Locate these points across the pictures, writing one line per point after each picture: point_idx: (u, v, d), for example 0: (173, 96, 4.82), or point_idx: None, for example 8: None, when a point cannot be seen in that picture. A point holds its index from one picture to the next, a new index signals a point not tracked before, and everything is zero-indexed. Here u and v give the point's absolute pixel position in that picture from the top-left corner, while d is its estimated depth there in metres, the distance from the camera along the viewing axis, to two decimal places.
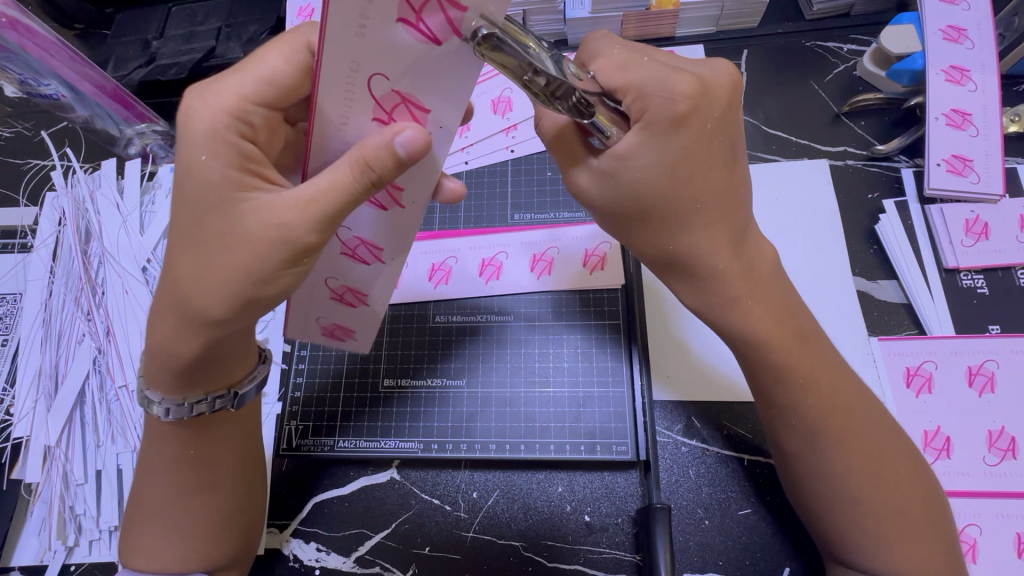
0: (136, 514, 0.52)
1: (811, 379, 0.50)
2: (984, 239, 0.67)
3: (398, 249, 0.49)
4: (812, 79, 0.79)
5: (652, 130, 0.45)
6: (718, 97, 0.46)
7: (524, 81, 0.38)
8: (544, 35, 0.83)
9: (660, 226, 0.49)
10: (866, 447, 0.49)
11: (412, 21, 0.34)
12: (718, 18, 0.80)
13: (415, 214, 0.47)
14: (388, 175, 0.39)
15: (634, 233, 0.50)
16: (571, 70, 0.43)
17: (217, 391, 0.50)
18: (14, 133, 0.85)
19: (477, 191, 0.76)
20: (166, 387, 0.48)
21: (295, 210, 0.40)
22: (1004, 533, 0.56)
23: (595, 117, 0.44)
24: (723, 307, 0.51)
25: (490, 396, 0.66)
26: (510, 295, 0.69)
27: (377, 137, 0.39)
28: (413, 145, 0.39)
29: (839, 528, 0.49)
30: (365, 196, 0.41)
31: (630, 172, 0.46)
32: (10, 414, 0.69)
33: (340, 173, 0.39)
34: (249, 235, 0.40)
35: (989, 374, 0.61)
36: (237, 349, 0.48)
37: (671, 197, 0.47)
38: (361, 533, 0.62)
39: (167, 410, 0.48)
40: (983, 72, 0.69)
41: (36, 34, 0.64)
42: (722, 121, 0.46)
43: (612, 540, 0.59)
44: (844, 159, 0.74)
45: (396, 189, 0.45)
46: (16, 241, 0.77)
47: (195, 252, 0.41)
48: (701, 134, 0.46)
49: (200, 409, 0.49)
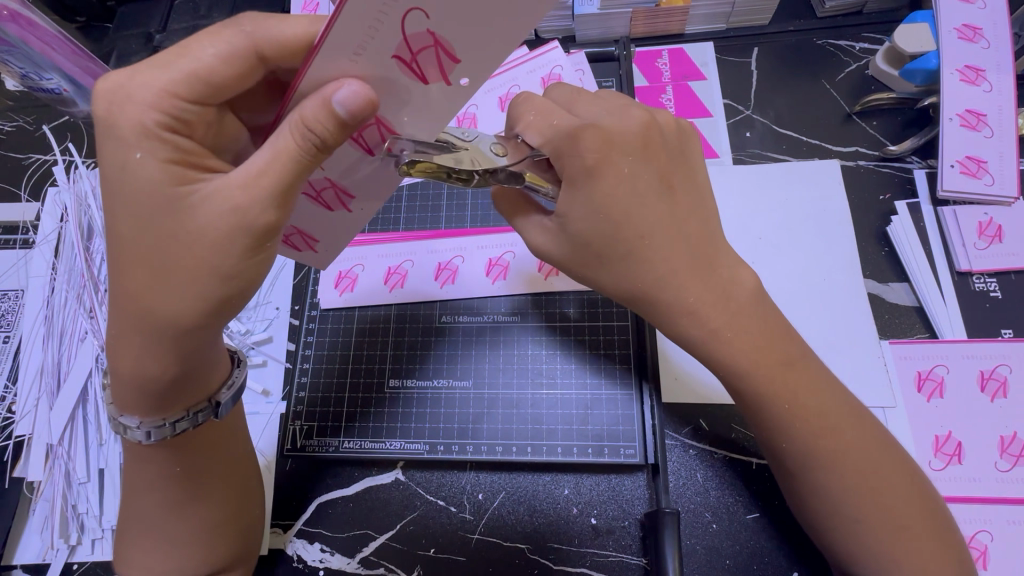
0: (139, 525, 0.51)
1: (798, 403, 0.49)
2: (997, 242, 0.66)
3: (336, 241, 0.52)
4: (823, 77, 0.78)
5: (575, 184, 0.48)
6: (629, 141, 0.49)
7: (452, 177, 0.47)
8: (552, 32, 0.82)
9: (616, 266, 0.50)
10: (865, 464, 0.48)
11: (407, 57, 0.37)
12: (729, 15, 0.79)
13: (361, 216, 0.50)
14: (331, 137, 0.38)
15: (596, 274, 0.51)
16: (493, 148, 0.48)
17: (197, 405, 0.49)
18: (15, 128, 0.84)
19: (483, 189, 0.75)
20: (143, 410, 0.46)
21: (246, 189, 0.39)
22: (1016, 540, 0.55)
23: (524, 180, 0.48)
24: (720, 313, 0.50)
25: (497, 398, 0.65)
26: (516, 296, 0.69)
27: (313, 100, 0.37)
28: (354, 103, 0.37)
29: (843, 535, 0.49)
30: (312, 164, 0.40)
31: (575, 224, 0.49)
32: (11, 413, 0.69)
33: (283, 144, 0.39)
34: (209, 225, 0.39)
35: (1001, 379, 0.61)
36: (208, 358, 0.47)
37: (616, 235, 0.48)
38: (365, 534, 0.61)
39: (149, 433, 0.47)
40: (999, 72, 0.68)
41: (36, 27, 0.63)
42: (638, 160, 0.49)
43: (619, 543, 0.59)
44: (855, 159, 0.73)
45: (344, 194, 0.47)
46: (17, 237, 0.77)
47: (171, 249, 0.39)
48: (620, 177, 0.48)
49: (183, 426, 0.48)
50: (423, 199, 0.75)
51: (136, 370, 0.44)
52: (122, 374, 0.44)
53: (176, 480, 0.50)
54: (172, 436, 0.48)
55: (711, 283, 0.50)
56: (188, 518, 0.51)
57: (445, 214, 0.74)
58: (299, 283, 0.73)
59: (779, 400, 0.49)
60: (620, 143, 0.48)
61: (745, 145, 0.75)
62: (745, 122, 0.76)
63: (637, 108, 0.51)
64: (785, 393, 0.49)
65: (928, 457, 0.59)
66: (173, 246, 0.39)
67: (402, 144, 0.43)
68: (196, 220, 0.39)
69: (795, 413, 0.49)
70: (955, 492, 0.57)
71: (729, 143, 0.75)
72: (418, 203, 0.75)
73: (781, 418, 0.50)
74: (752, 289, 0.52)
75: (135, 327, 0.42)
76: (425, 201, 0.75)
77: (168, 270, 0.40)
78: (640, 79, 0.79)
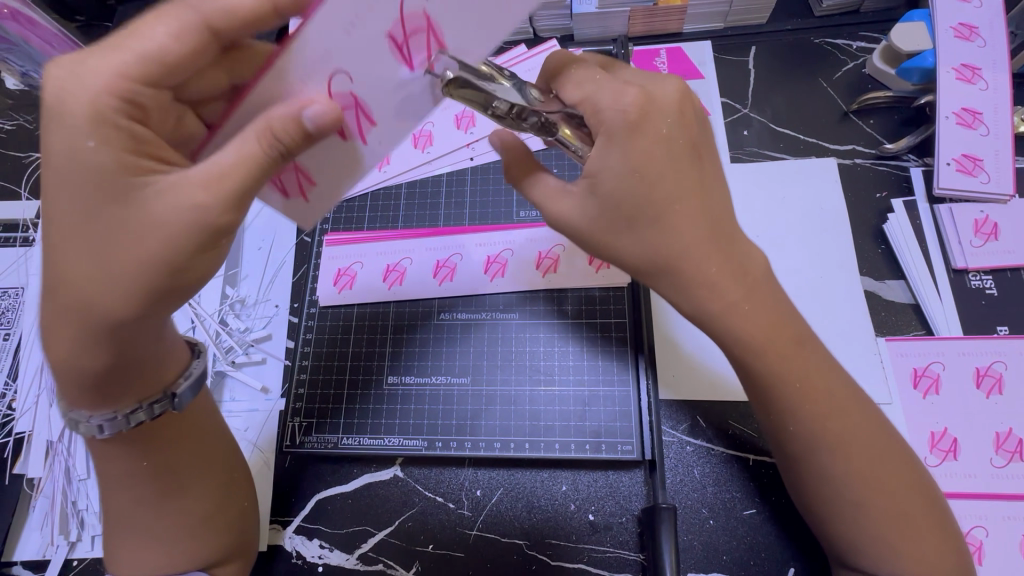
0: (137, 519, 0.51)
1: (808, 386, 0.49)
2: (993, 239, 0.66)
3: (331, 186, 0.45)
4: (820, 76, 0.78)
5: (612, 139, 0.46)
6: (667, 107, 0.48)
7: (490, 111, 0.45)
8: (551, 31, 0.82)
9: (645, 229, 0.48)
10: (866, 454, 0.49)
11: (398, 41, 0.37)
12: (725, 14, 0.80)
13: (371, 156, 0.43)
14: (296, 146, 0.40)
15: (619, 240, 0.49)
16: (533, 95, 0.47)
17: (151, 397, 0.49)
18: (15, 126, 0.84)
19: (482, 187, 0.75)
20: (90, 402, 0.47)
21: (206, 187, 0.40)
22: (1011, 536, 0.56)
23: (558, 132, 0.48)
24: (722, 311, 0.49)
25: (494, 395, 0.65)
26: (514, 293, 0.69)
27: (285, 108, 0.39)
28: (324, 120, 0.39)
29: (838, 531, 0.49)
30: (274, 166, 0.41)
31: (605, 180, 0.47)
32: (11, 410, 0.69)
33: (247, 146, 0.39)
34: (160, 217, 0.39)
35: (997, 376, 0.61)
36: (151, 350, 0.47)
37: (648, 197, 0.47)
38: (364, 531, 0.62)
39: (101, 426, 0.47)
40: (995, 71, 0.69)
41: (38, 26, 0.63)
42: (676, 123, 0.48)
43: (616, 539, 0.59)
44: (852, 157, 0.73)
45: (366, 117, 0.40)
46: (17, 235, 0.77)
47: (119, 241, 0.39)
48: (657, 138, 0.47)
49: (138, 418, 0.48)
50: (422, 197, 0.76)
51: (71, 361, 0.44)
52: (56, 360, 0.44)
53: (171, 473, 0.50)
54: (128, 429, 0.49)
55: (707, 282, 0.50)
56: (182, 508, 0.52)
57: (443, 212, 0.74)
58: (298, 281, 0.73)
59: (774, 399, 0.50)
60: (660, 106, 0.47)
61: (743, 143, 0.75)
62: (742, 121, 0.77)
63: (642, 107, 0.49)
64: (776, 392, 0.50)
65: (924, 453, 0.59)
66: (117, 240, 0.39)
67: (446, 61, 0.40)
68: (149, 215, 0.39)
69: (788, 409, 0.50)
70: (951, 488, 0.58)
71: (727, 142, 0.76)
72: (416, 201, 0.76)
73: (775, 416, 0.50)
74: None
75: (71, 318, 0.42)
76: (424, 199, 0.76)
77: (124, 263, 0.40)
78: None
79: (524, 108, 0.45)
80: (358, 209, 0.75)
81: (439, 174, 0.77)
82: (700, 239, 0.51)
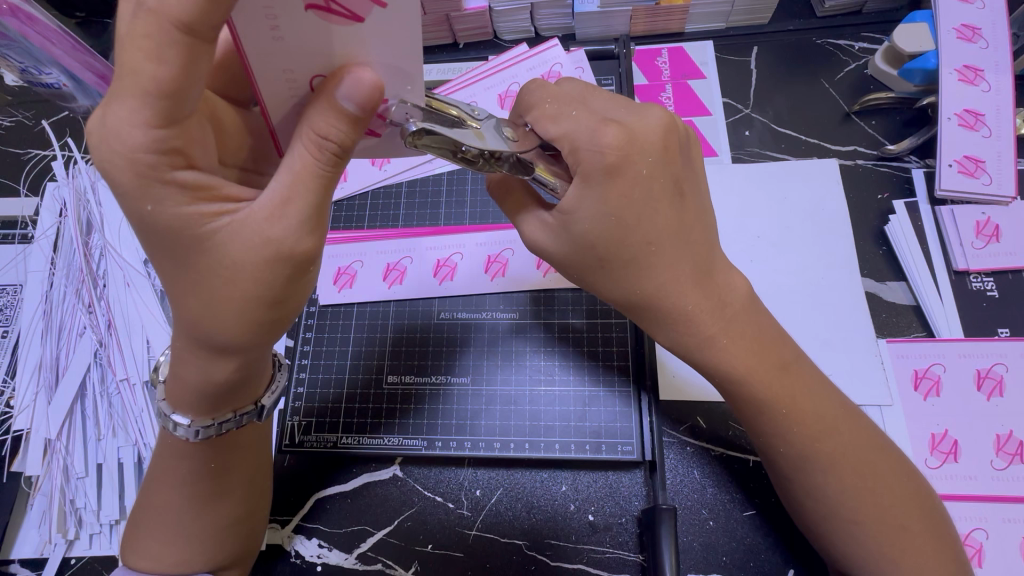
0: (144, 516, 0.52)
1: (794, 409, 0.50)
2: (995, 241, 0.66)
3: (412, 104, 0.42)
4: (823, 77, 0.78)
5: (589, 183, 0.47)
6: (650, 142, 0.47)
7: (461, 155, 0.46)
8: (552, 30, 0.82)
9: (619, 271, 0.49)
10: (860, 458, 0.49)
11: None
12: (728, 14, 0.80)
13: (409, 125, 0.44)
14: (347, 139, 0.39)
15: (594, 278, 0.51)
16: (505, 131, 0.48)
17: (244, 408, 0.49)
18: (14, 122, 0.84)
19: (483, 186, 0.75)
20: (194, 409, 0.47)
21: (274, 218, 0.39)
22: (1010, 538, 0.56)
23: (534, 171, 0.48)
24: (697, 343, 0.51)
25: (495, 395, 0.65)
26: (516, 294, 0.69)
27: (321, 109, 0.38)
28: (358, 92, 0.37)
29: (835, 534, 0.49)
30: (337, 174, 0.40)
31: (579, 225, 0.48)
32: (9, 407, 0.68)
33: (301, 161, 0.39)
34: (244, 258, 0.39)
35: (998, 378, 0.61)
36: (256, 371, 0.47)
37: (621, 242, 0.48)
38: (363, 530, 0.62)
39: (197, 431, 0.47)
40: (998, 72, 0.68)
41: (37, 22, 0.62)
42: (658, 163, 0.48)
43: (615, 541, 0.59)
44: (854, 158, 0.73)
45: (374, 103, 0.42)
46: (16, 232, 0.77)
47: (213, 285, 0.40)
48: (637, 181, 0.47)
49: (229, 426, 0.49)
50: (422, 195, 0.76)
51: (201, 378, 0.44)
52: (186, 381, 0.45)
53: (176, 471, 0.50)
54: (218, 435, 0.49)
55: (705, 283, 0.50)
56: (182, 515, 0.51)
57: (444, 211, 0.74)
58: None
59: (771, 402, 0.50)
60: (642, 143, 0.47)
61: (744, 143, 0.75)
62: (744, 121, 0.77)
63: (637, 111, 0.49)
64: (772, 396, 0.50)
65: (925, 455, 0.59)
66: (210, 276, 0.39)
67: (406, 109, 0.42)
68: (225, 249, 0.39)
69: (781, 415, 0.50)
70: (952, 491, 0.57)
71: (728, 142, 0.75)
72: (417, 200, 0.75)
73: (775, 419, 0.50)
74: (743, 290, 0.52)
75: (191, 345, 0.43)
76: (425, 199, 0.75)
77: (226, 303, 0.40)
78: (639, 77, 0.80)
79: (493, 154, 0.46)
80: (360, 208, 0.75)
81: (441, 173, 0.76)
82: (703, 240, 0.50)
